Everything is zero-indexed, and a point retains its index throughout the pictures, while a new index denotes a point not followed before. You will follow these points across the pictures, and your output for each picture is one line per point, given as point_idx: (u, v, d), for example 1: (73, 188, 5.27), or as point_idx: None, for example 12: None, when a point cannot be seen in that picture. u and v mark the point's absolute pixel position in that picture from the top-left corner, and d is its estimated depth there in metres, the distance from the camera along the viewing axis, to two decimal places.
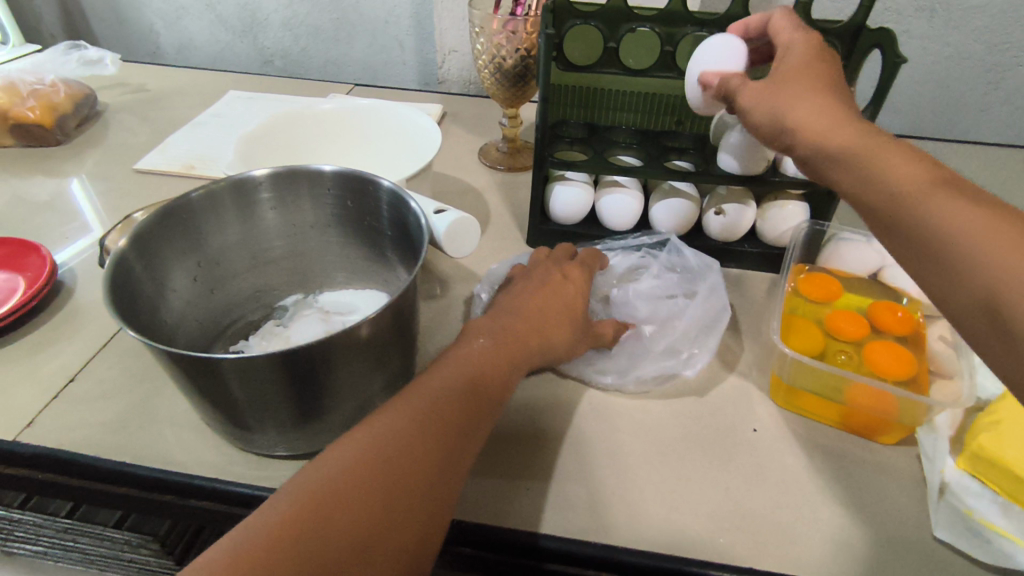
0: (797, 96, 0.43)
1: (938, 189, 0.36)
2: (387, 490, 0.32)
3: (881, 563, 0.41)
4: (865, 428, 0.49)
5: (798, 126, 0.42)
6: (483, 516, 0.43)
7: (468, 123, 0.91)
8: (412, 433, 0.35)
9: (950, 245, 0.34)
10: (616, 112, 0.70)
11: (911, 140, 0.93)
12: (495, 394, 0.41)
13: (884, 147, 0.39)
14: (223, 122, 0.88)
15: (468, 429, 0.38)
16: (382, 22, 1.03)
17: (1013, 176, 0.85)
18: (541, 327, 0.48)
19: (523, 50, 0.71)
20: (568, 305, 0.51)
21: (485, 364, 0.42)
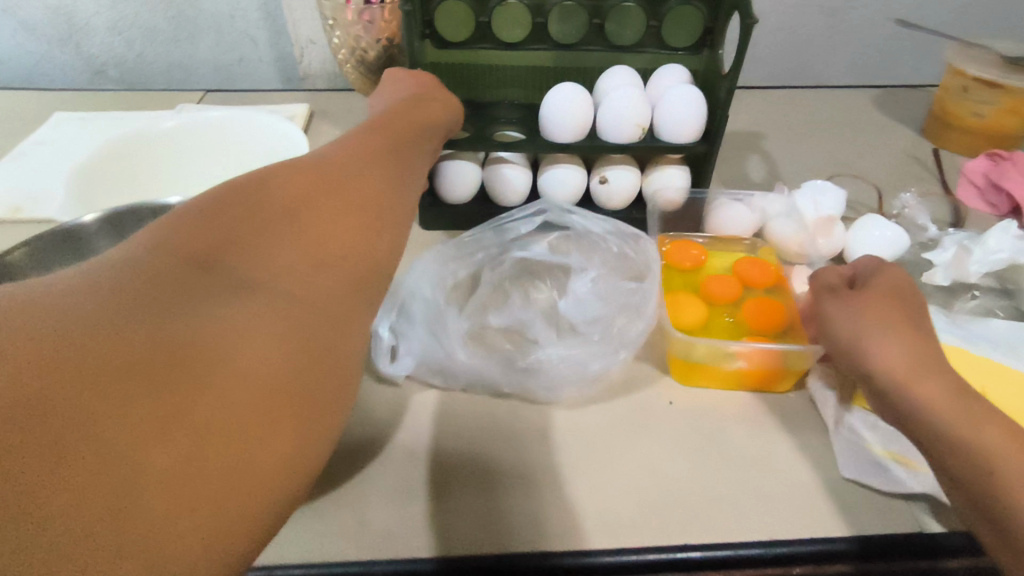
0: (889, 329, 0.45)
1: (959, 399, 0.40)
2: (266, 215, 0.33)
3: (794, 511, 0.44)
4: (763, 383, 0.52)
5: (847, 331, 0.46)
6: (493, 547, 0.41)
7: (340, 121, 0.85)
8: (293, 196, 0.35)
9: (950, 436, 0.38)
10: (498, 87, 0.68)
11: (772, 90, 0.98)
12: (370, 179, 0.39)
13: (918, 356, 0.43)
14: (51, 150, 0.77)
15: (350, 177, 0.38)
16: (227, 16, 0.93)
17: (863, 115, 0.91)
18: (401, 130, 0.46)
19: (385, 40, 0.67)
20: (414, 123, 0.49)
21: (356, 142, 0.42)
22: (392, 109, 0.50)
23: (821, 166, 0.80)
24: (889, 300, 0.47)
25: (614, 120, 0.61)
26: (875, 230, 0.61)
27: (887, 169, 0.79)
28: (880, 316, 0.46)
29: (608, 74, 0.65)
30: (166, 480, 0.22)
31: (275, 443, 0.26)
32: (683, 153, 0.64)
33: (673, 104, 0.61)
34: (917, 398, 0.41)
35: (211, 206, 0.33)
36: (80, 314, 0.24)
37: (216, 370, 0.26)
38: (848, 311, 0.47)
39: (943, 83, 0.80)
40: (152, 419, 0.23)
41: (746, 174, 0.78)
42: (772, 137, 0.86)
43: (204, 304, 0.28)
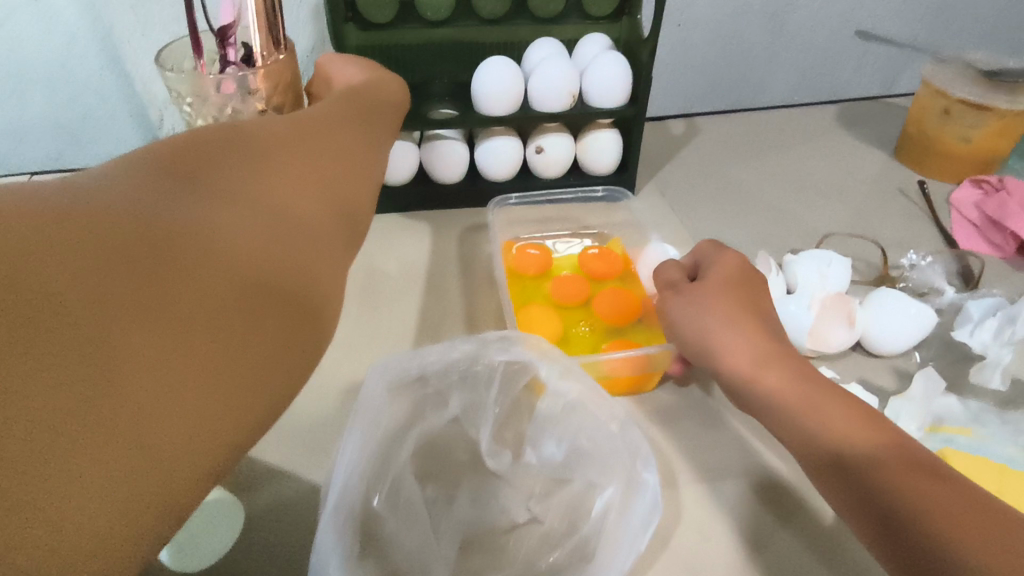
0: (728, 322, 0.41)
1: (910, 470, 0.33)
2: (259, 145, 0.31)
3: None
4: (631, 387, 0.49)
5: (766, 396, 0.39)
6: None
7: None
8: (287, 131, 0.33)
9: (912, 516, 0.31)
10: (428, 71, 0.65)
11: (727, 113, 0.87)
12: (346, 138, 0.36)
13: (844, 411, 0.36)
14: None
15: (344, 130, 0.36)
16: (60, 74, 0.73)
17: (829, 137, 0.81)
18: (373, 106, 0.42)
19: (267, 111, 0.50)
20: (398, 97, 0.47)
21: (349, 105, 0.40)
22: (366, 84, 0.46)
23: (801, 205, 0.69)
24: (728, 291, 0.43)
25: (546, 89, 0.59)
26: (897, 317, 0.50)
27: (871, 203, 0.70)
28: (797, 375, 0.39)
29: (533, 45, 0.63)
30: (151, 362, 0.21)
31: (263, 350, 0.25)
32: (615, 116, 0.63)
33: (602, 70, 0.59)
34: (866, 468, 0.33)
35: (197, 131, 0.30)
36: (61, 210, 0.22)
37: (211, 271, 0.24)
38: (716, 321, 0.42)
39: (921, 103, 0.71)
40: (150, 312, 0.22)
41: (723, 226, 0.66)
42: (742, 172, 0.74)
43: (200, 209, 0.26)
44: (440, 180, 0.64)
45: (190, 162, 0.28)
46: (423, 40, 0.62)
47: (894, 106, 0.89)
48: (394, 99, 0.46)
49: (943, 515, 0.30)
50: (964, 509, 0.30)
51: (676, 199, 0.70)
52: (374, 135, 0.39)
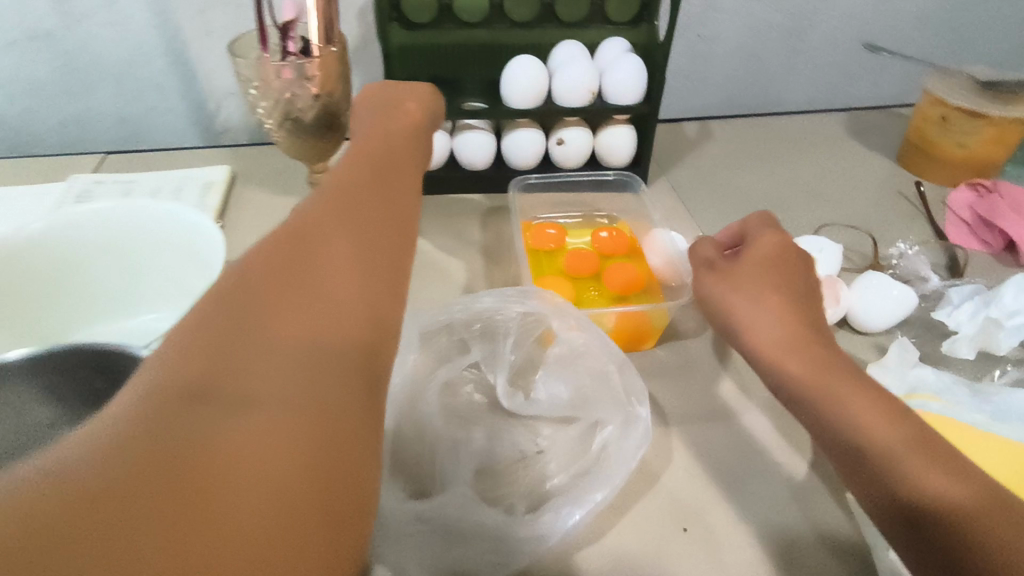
0: (760, 294, 0.40)
1: (927, 458, 0.32)
2: (288, 270, 0.29)
3: None
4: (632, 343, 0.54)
5: (782, 370, 0.37)
6: None
7: (267, 181, 0.74)
8: (313, 239, 0.31)
9: (934, 511, 0.30)
10: (462, 68, 0.71)
11: (738, 117, 0.92)
12: (370, 211, 0.34)
13: (866, 397, 0.34)
14: None
15: (367, 205, 0.34)
16: (129, 64, 0.81)
17: (835, 141, 0.86)
18: (386, 165, 0.39)
19: (322, 96, 0.57)
20: (413, 128, 0.46)
21: (360, 164, 0.38)
22: (372, 137, 0.43)
23: (801, 201, 0.74)
24: (767, 266, 0.42)
25: (568, 85, 0.65)
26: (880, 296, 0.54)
27: (867, 202, 0.74)
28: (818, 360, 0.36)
29: (559, 46, 0.69)
30: (244, 556, 0.20)
31: (346, 491, 0.24)
32: (631, 114, 0.69)
33: (620, 70, 0.65)
34: (891, 460, 0.32)
35: (227, 280, 0.29)
36: (111, 444, 0.21)
37: (255, 482, 0.22)
38: (755, 302, 0.39)
39: (922, 111, 0.76)
40: (221, 526, 0.20)
41: (726, 218, 0.71)
42: (748, 171, 0.79)
43: (232, 419, 0.23)
44: (469, 166, 0.71)
45: (226, 326, 0.26)
46: (459, 40, 0.69)
47: (902, 115, 0.93)
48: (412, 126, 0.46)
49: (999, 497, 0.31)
50: (1006, 491, 0.31)
51: (686, 193, 0.75)
52: (395, 188, 0.38)
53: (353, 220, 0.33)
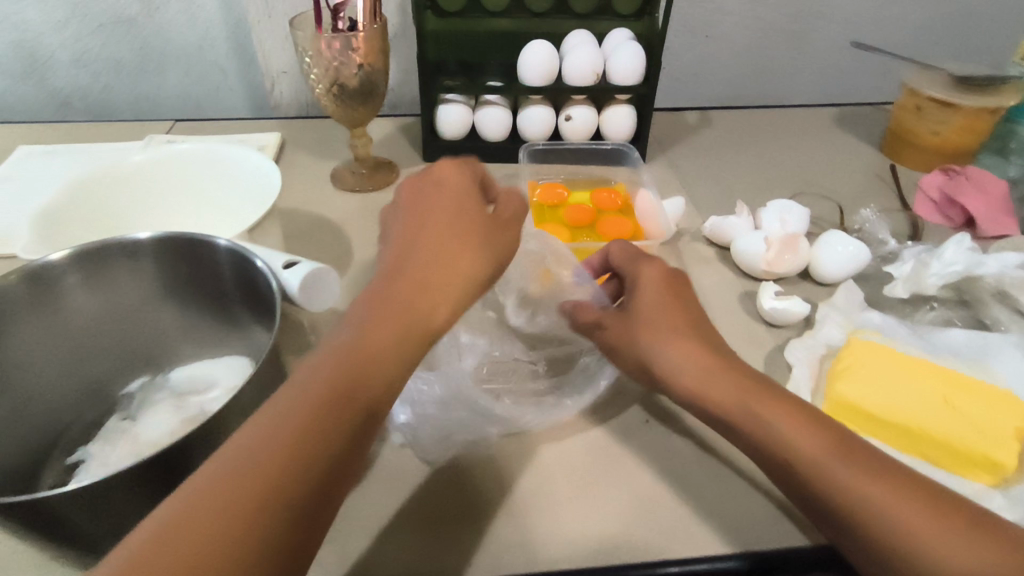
0: (662, 335, 0.46)
1: (834, 455, 0.38)
2: (278, 461, 0.30)
3: (765, 533, 0.44)
4: None
5: (688, 389, 0.44)
6: (479, 568, 0.41)
7: (312, 148, 0.85)
8: (311, 425, 0.31)
9: (854, 512, 0.37)
10: (486, 53, 0.81)
11: (738, 109, 1.00)
12: (376, 389, 0.34)
13: (773, 404, 0.41)
14: (15, 187, 0.74)
15: (376, 383, 0.34)
16: (197, 47, 0.94)
17: (825, 132, 0.93)
18: (415, 321, 0.36)
19: (364, 66, 0.68)
20: (478, 224, 0.43)
21: (396, 297, 0.37)
22: (410, 262, 0.39)
23: (786, 179, 0.82)
24: (660, 312, 0.47)
25: (576, 67, 0.75)
26: (840, 247, 0.62)
27: (848, 183, 0.81)
28: (735, 385, 0.43)
29: (571, 34, 0.78)
30: None
31: None
32: (632, 94, 0.78)
33: (622, 54, 0.74)
34: (818, 466, 0.38)
35: (224, 464, 0.29)
36: None
37: None
38: (652, 343, 0.46)
39: (901, 103, 0.84)
40: None
41: (716, 190, 0.79)
42: (741, 154, 0.87)
43: None
44: (487, 138, 0.81)
45: (203, 528, 0.27)
46: (484, 27, 0.79)
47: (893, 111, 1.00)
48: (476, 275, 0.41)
49: (895, 517, 0.35)
50: (916, 501, 0.36)
51: (681, 169, 0.84)
52: (416, 346, 0.36)
53: (353, 421, 0.32)
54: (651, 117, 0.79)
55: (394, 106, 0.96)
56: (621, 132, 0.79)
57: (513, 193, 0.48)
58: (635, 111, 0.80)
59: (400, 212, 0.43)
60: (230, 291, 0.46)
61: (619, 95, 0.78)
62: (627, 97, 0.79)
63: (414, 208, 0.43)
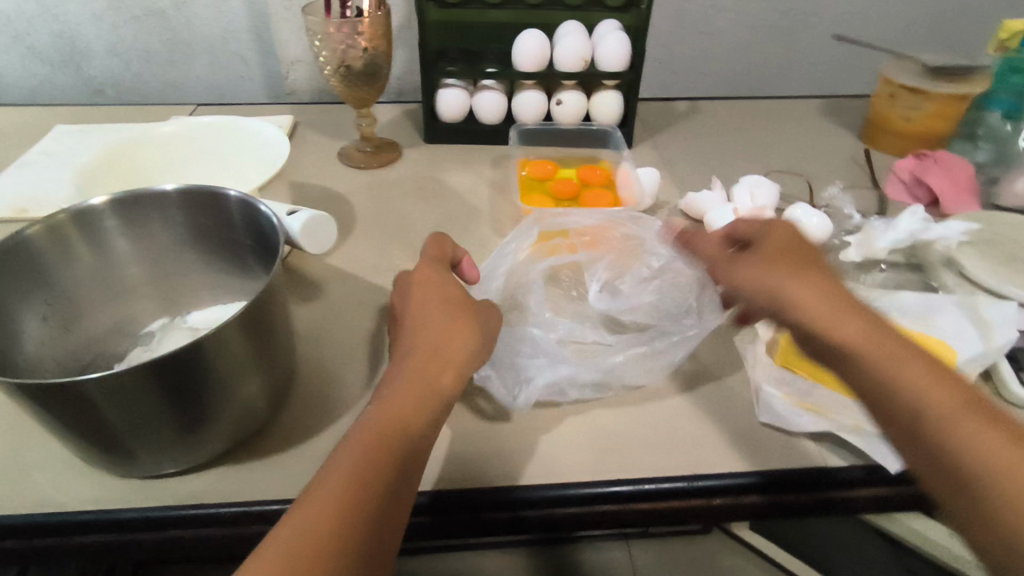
0: (785, 273, 0.46)
1: (963, 411, 0.37)
2: (343, 521, 0.35)
3: (715, 460, 0.48)
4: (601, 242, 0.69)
5: (805, 321, 0.44)
6: (462, 483, 0.46)
7: (324, 130, 0.92)
8: (365, 487, 0.37)
9: (961, 457, 0.36)
10: (484, 42, 0.87)
11: (728, 100, 1.05)
12: (407, 451, 0.40)
13: (902, 351, 0.41)
14: (53, 160, 0.82)
15: (407, 448, 0.40)
16: (220, 38, 1.01)
17: (810, 120, 0.98)
18: (426, 383, 0.43)
19: (369, 49, 0.74)
20: (459, 305, 0.48)
21: (416, 370, 0.43)
22: (413, 345, 0.45)
23: (767, 162, 0.86)
24: (787, 248, 0.48)
25: (565, 53, 0.80)
26: (803, 218, 0.67)
27: (826, 166, 0.86)
28: (859, 328, 0.42)
29: (564, 24, 0.84)
30: None
31: None
32: (619, 80, 0.83)
33: (609, 41, 0.80)
34: (923, 414, 0.38)
35: (299, 533, 0.35)
36: None
37: None
38: (773, 279, 0.46)
39: (877, 92, 0.88)
40: None
41: (699, 171, 0.84)
42: (726, 139, 0.92)
43: None
44: (484, 121, 0.87)
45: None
46: (482, 18, 0.84)
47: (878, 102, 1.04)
48: (471, 352, 0.46)
49: (992, 455, 0.35)
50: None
51: (668, 152, 0.89)
52: (435, 419, 0.42)
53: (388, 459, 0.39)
54: (637, 101, 0.85)
55: (401, 93, 1.02)
56: (609, 115, 0.85)
57: (491, 309, 0.51)
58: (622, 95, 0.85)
59: (401, 302, 0.50)
60: (241, 239, 0.51)
61: (607, 80, 0.83)
62: (615, 83, 0.84)
63: (407, 294, 0.49)
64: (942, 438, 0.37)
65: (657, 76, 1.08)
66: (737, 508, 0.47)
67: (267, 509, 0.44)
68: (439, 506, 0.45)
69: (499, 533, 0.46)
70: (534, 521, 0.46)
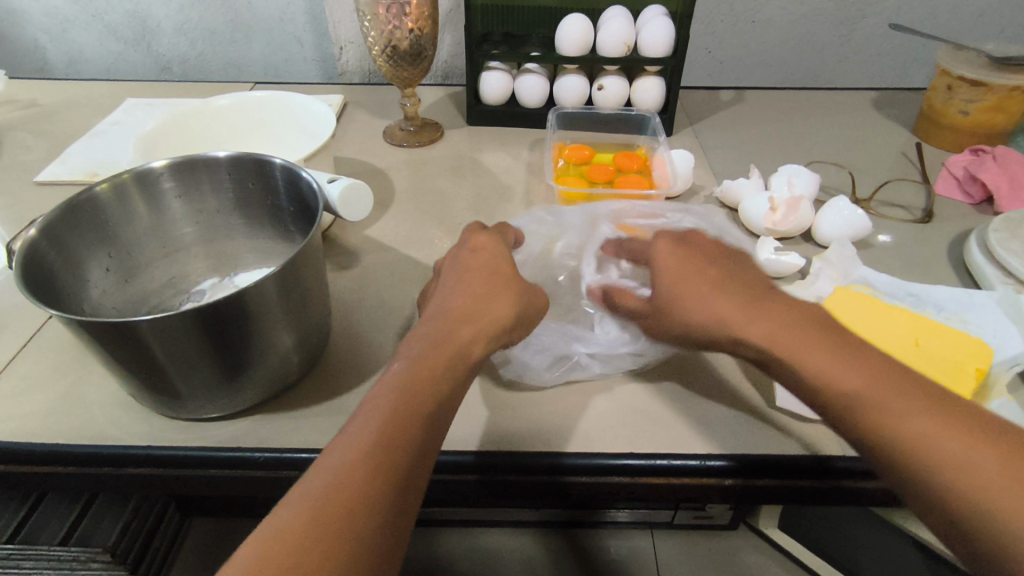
0: (695, 288, 0.47)
1: (890, 393, 0.37)
2: (379, 455, 0.37)
3: (730, 439, 0.49)
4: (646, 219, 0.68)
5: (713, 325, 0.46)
6: (505, 446, 0.48)
7: (371, 109, 0.95)
8: (399, 426, 0.38)
9: (880, 441, 0.36)
10: (528, 26, 0.88)
11: (776, 90, 1.03)
12: (438, 399, 0.41)
13: (824, 348, 0.40)
14: (123, 130, 0.88)
15: (441, 397, 0.42)
16: (278, 19, 1.05)
17: (860, 112, 0.95)
18: (457, 343, 0.45)
19: (416, 30, 0.76)
20: (499, 276, 0.51)
21: (444, 331, 0.46)
22: (444, 310, 0.48)
23: (812, 152, 0.85)
24: (741, 312, 0.44)
25: (609, 38, 0.80)
26: (840, 212, 0.65)
27: (873, 159, 0.84)
28: (774, 327, 0.43)
29: (609, 9, 0.83)
30: None
31: None
32: (661, 66, 0.83)
33: (653, 28, 0.79)
34: (867, 401, 0.37)
35: (338, 469, 0.36)
36: None
37: None
38: (694, 295, 0.47)
39: (932, 83, 0.84)
40: None
41: (738, 159, 0.83)
42: (770, 128, 0.91)
43: None
44: (525, 104, 0.88)
45: (326, 513, 0.34)
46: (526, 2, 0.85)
47: None
48: (501, 326, 0.48)
49: (914, 433, 0.35)
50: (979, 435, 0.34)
51: (708, 140, 0.88)
52: (463, 374, 0.45)
53: (418, 415, 0.40)
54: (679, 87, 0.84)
55: (447, 76, 1.04)
56: (650, 102, 0.84)
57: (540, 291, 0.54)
58: (664, 82, 0.85)
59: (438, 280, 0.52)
60: (283, 203, 0.54)
61: (649, 66, 0.83)
62: (657, 69, 0.84)
63: (443, 275, 0.52)
64: (868, 420, 0.37)
65: (704, 65, 1.07)
66: (747, 489, 0.47)
67: (297, 457, 0.47)
68: (485, 466, 0.47)
69: (535, 496, 0.48)
70: (578, 488, 0.47)
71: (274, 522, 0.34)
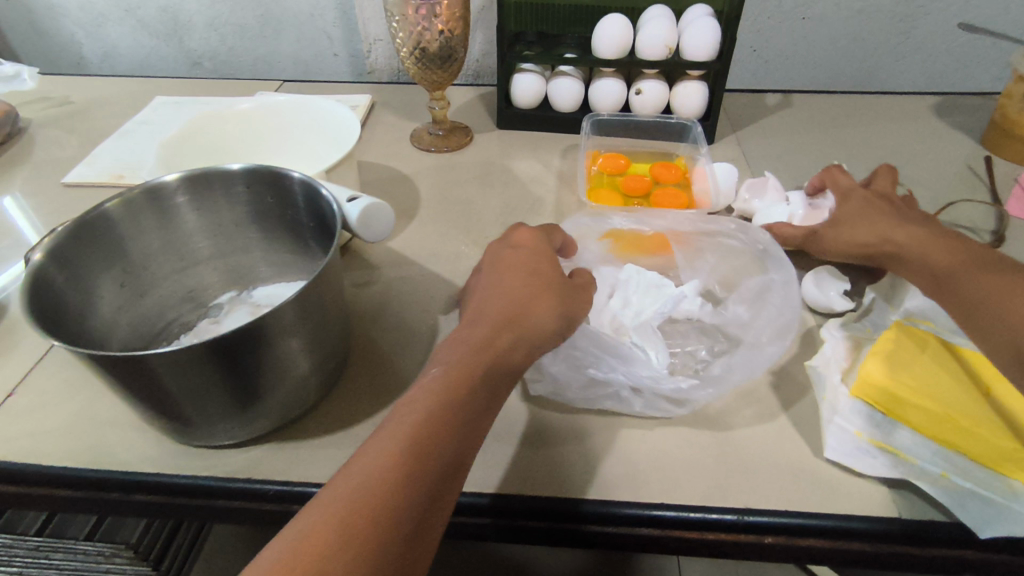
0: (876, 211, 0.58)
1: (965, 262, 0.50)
2: (400, 472, 0.34)
3: (771, 492, 0.44)
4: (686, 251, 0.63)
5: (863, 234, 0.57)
6: (522, 487, 0.45)
7: (398, 110, 0.92)
8: (427, 441, 0.35)
9: (970, 286, 0.48)
10: (564, 26, 0.84)
11: (827, 93, 0.96)
12: (472, 412, 0.38)
13: (929, 240, 0.54)
14: (151, 129, 0.87)
15: (478, 410, 0.39)
16: (308, 15, 1.03)
17: (919, 119, 0.88)
18: (497, 350, 0.42)
19: (446, 32, 0.73)
20: (545, 280, 0.47)
21: (482, 336, 0.42)
22: (484, 312, 0.44)
23: (865, 164, 0.79)
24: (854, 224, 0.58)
25: (649, 41, 0.75)
26: None
27: (933, 171, 0.77)
28: (913, 235, 0.54)
29: (650, 8, 0.78)
30: None
31: None
32: (705, 70, 0.78)
33: (697, 30, 0.74)
34: (941, 267, 0.51)
35: (354, 486, 0.33)
36: None
37: None
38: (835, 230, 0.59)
39: (1008, 90, 0.77)
40: None
41: (786, 170, 0.78)
42: (820, 136, 0.85)
43: None
44: (558, 108, 0.84)
45: (336, 537, 0.31)
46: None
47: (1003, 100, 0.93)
48: (546, 332, 0.44)
49: (938, 268, 0.51)
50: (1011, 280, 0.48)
51: (753, 148, 0.82)
52: (500, 387, 0.41)
53: (454, 426, 0.37)
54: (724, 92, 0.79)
55: (479, 75, 1.01)
56: (692, 108, 0.79)
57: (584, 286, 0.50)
58: (707, 86, 0.80)
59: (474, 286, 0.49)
60: (302, 219, 0.52)
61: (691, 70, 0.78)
62: (701, 72, 0.79)
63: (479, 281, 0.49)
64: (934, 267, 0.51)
65: (749, 65, 1.01)
66: (790, 549, 0.43)
67: (308, 491, 0.45)
68: (498, 509, 0.44)
69: (552, 543, 0.45)
70: (599, 537, 0.44)
71: (284, 537, 0.31)
